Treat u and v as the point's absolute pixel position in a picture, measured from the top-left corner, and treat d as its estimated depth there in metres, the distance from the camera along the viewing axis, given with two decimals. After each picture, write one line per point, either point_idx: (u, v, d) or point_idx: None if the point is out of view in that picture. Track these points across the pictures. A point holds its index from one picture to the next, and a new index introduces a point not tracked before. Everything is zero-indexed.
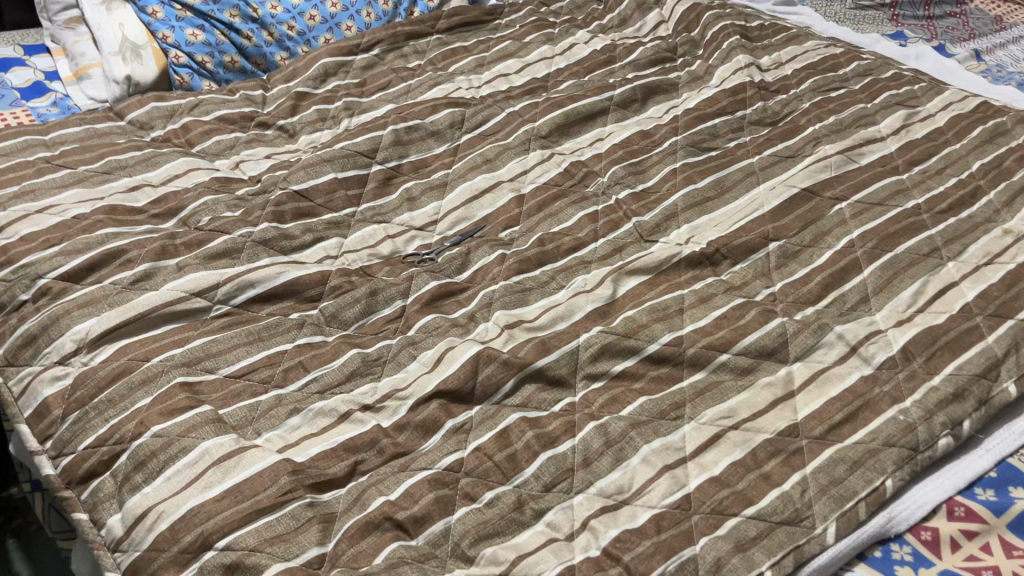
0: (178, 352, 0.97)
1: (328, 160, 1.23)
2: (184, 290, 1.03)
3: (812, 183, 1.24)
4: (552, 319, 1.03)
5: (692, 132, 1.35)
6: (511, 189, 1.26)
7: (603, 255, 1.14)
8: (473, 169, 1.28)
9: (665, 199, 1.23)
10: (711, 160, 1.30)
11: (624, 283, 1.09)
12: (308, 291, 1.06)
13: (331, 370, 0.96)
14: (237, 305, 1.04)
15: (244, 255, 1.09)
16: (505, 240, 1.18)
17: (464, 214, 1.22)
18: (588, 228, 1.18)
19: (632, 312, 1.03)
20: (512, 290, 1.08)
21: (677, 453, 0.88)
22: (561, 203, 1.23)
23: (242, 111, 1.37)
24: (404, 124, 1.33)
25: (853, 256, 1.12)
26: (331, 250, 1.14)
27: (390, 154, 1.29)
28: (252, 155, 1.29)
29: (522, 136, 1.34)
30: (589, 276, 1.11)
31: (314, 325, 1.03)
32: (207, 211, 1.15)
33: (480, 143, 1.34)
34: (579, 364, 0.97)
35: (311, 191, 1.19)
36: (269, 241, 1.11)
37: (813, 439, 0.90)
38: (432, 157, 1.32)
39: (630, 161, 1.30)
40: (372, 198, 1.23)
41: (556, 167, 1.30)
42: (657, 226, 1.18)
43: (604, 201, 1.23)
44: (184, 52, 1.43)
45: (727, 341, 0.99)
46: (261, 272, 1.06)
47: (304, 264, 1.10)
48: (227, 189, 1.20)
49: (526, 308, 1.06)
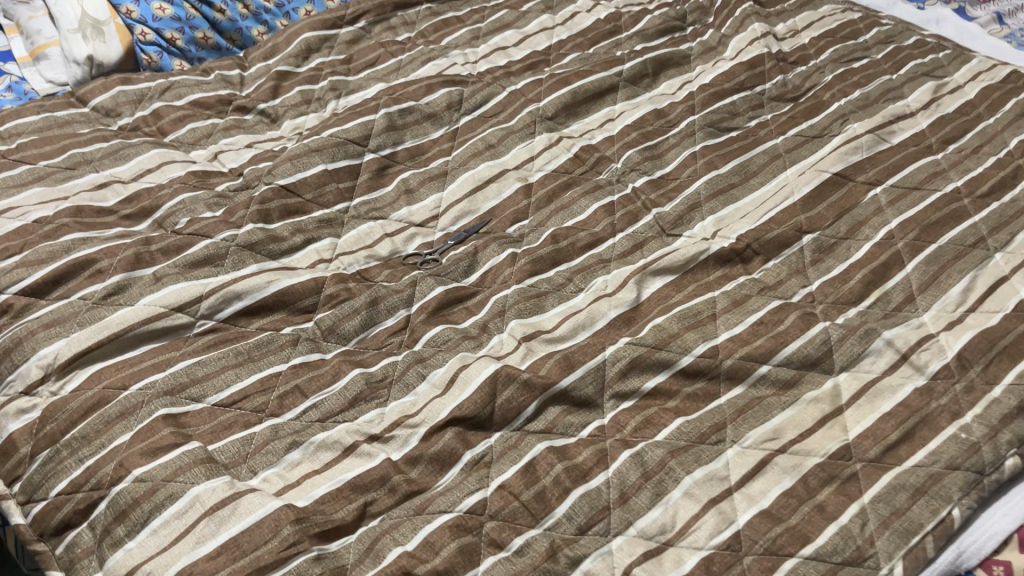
0: (159, 378, 0.86)
1: (316, 150, 1.12)
2: (163, 305, 0.92)
3: (844, 167, 1.15)
4: (573, 329, 0.94)
5: (710, 110, 1.25)
6: (518, 178, 1.15)
7: (623, 253, 1.05)
8: (476, 156, 1.18)
9: (686, 187, 1.13)
10: (732, 141, 1.20)
11: (648, 285, 1.00)
12: (301, 302, 0.96)
13: (332, 395, 0.86)
14: (223, 320, 0.94)
15: (228, 261, 0.98)
16: (514, 237, 1.08)
17: (467, 207, 1.12)
18: (604, 222, 1.09)
19: (661, 318, 0.94)
20: (526, 295, 0.98)
21: (722, 484, 0.80)
22: (574, 194, 1.13)
23: (220, 95, 1.25)
24: (398, 107, 1.22)
25: (894, 249, 1.03)
26: (325, 252, 1.03)
27: (384, 141, 1.18)
28: (231, 144, 1.18)
29: (527, 118, 1.23)
30: (610, 277, 1.01)
31: (310, 340, 0.93)
32: (185, 210, 1.04)
33: (481, 126, 1.23)
34: (607, 381, 0.88)
35: (299, 185, 1.09)
36: (255, 244, 1.01)
37: (868, 463, 0.82)
38: (430, 142, 1.21)
39: (645, 144, 1.20)
40: (366, 191, 1.12)
41: (565, 151, 1.19)
42: (679, 218, 1.08)
43: (619, 190, 1.13)
44: (150, 28, 1.31)
45: (766, 352, 0.91)
46: (249, 282, 0.95)
47: (295, 270, 0.99)
48: (206, 185, 1.09)
49: (542, 316, 0.96)
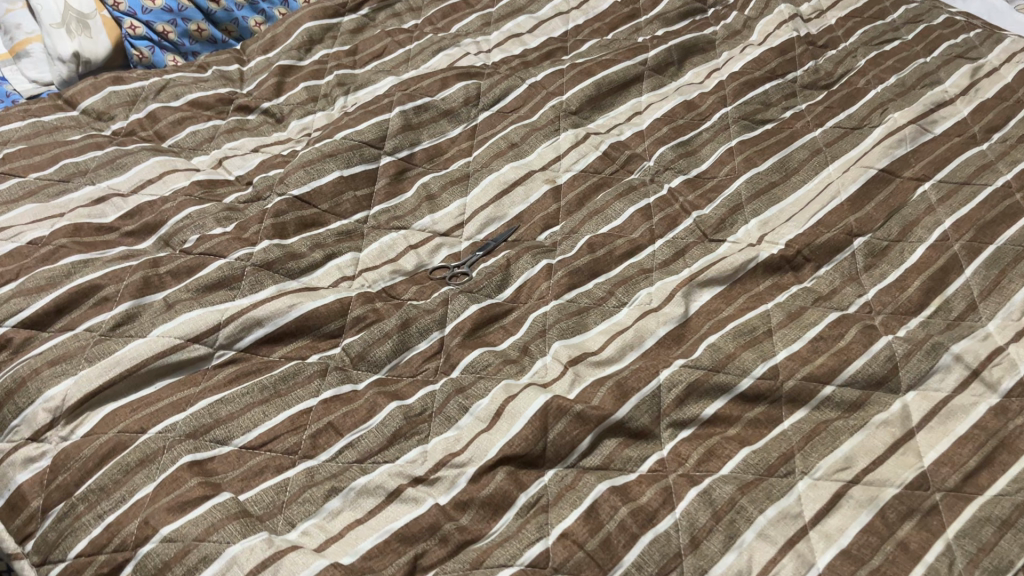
0: (179, 420, 0.79)
1: (330, 155, 1.04)
2: (178, 335, 0.85)
3: (890, 162, 1.09)
4: (620, 350, 0.88)
5: (743, 102, 1.18)
6: (546, 180, 1.08)
7: (665, 262, 0.98)
8: (499, 157, 1.10)
9: (726, 186, 1.06)
10: (768, 135, 1.14)
11: (696, 297, 0.94)
12: (326, 326, 0.89)
13: (369, 432, 0.80)
14: (243, 350, 0.86)
15: (245, 283, 0.91)
16: (547, 245, 1.01)
17: (494, 213, 1.05)
18: (642, 227, 1.02)
19: (714, 337, 0.88)
20: (566, 312, 0.92)
21: (797, 522, 0.74)
22: (607, 197, 1.06)
23: (219, 94, 1.16)
24: (412, 104, 1.14)
25: (950, 251, 0.98)
26: (346, 269, 0.96)
27: (401, 142, 1.10)
28: (235, 148, 1.10)
29: (550, 113, 1.16)
30: (654, 289, 0.95)
31: (339, 369, 0.86)
32: (193, 225, 0.96)
33: (502, 122, 1.15)
34: (663, 409, 0.82)
35: (314, 195, 1.01)
36: (272, 263, 0.93)
37: (947, 493, 0.77)
38: (448, 142, 1.13)
39: (677, 140, 1.13)
40: (385, 198, 1.05)
41: (593, 149, 1.12)
42: (721, 222, 1.02)
43: (655, 191, 1.06)
44: (140, 22, 1.22)
45: (829, 371, 0.85)
46: (270, 307, 0.88)
47: (318, 291, 0.92)
48: (213, 197, 1.01)
49: (586, 334, 0.90)
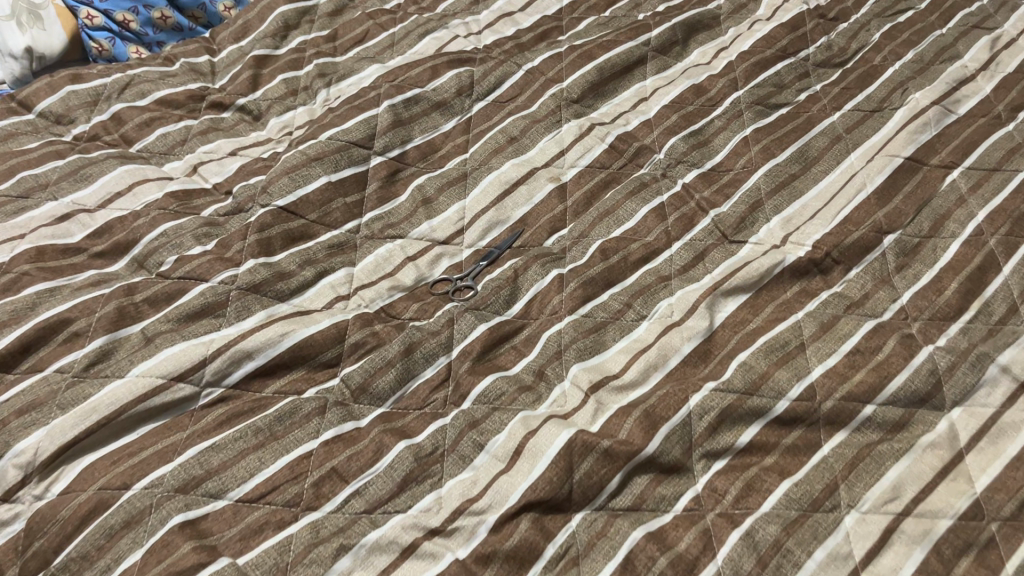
0: (167, 471, 0.72)
1: (316, 159, 0.96)
2: (160, 374, 0.77)
3: (915, 149, 1.02)
4: (644, 371, 0.81)
5: (755, 84, 1.11)
6: (550, 178, 1.01)
7: (683, 267, 0.91)
8: (498, 154, 1.02)
9: (743, 181, 0.99)
10: (784, 120, 1.06)
11: (720, 308, 0.87)
12: (321, 355, 0.82)
13: (377, 478, 0.73)
14: (233, 387, 0.79)
15: (230, 310, 0.83)
16: (555, 252, 0.94)
17: (497, 217, 0.97)
18: (657, 229, 0.95)
19: (743, 354, 0.82)
20: (582, 330, 0.85)
21: (847, 564, 0.68)
22: (616, 195, 0.98)
23: (190, 89, 1.07)
24: (402, 97, 1.05)
25: (986, 248, 0.92)
26: (340, 287, 0.88)
27: (391, 140, 1.01)
28: (211, 151, 1.00)
29: (550, 103, 1.08)
30: (674, 300, 0.88)
31: (338, 405, 0.78)
32: (169, 245, 0.87)
33: (498, 114, 1.07)
34: (694, 439, 0.76)
35: (301, 205, 0.93)
36: (259, 285, 0.85)
37: (1003, 523, 0.72)
38: (442, 137, 1.05)
39: (688, 129, 1.05)
40: (378, 204, 0.97)
41: (598, 141, 1.04)
42: (741, 221, 0.95)
43: (668, 187, 0.99)
44: (98, 11, 1.12)
45: (870, 389, 0.79)
46: (259, 338, 0.80)
47: (310, 315, 0.84)
48: (190, 210, 0.92)
49: (605, 354, 0.83)
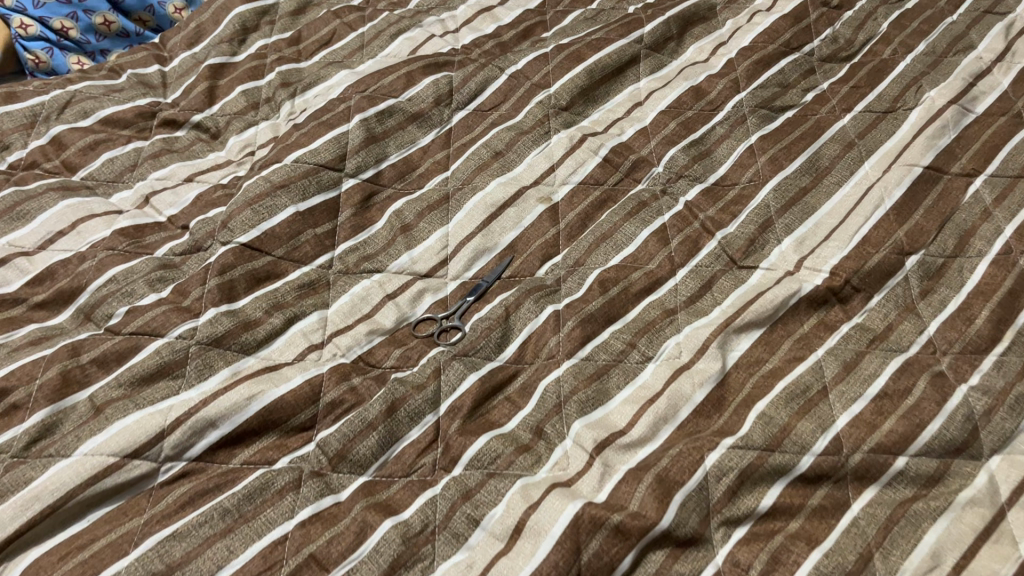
0: (123, 566, 0.62)
1: (281, 186, 0.86)
2: (111, 452, 0.68)
3: (935, 156, 0.94)
4: (653, 425, 0.73)
5: (758, 84, 1.02)
6: (540, 198, 0.92)
7: (690, 299, 0.83)
8: (482, 171, 0.94)
9: (750, 196, 0.91)
10: (791, 126, 0.98)
11: (733, 347, 0.79)
12: (294, 418, 0.73)
13: (362, 563, 0.64)
14: (196, 459, 0.70)
15: (190, 369, 0.74)
16: (549, 284, 0.85)
17: (483, 244, 0.88)
18: (659, 255, 0.87)
19: (761, 403, 0.74)
20: (583, 377, 0.77)
21: None
22: (613, 217, 0.90)
23: (138, 106, 0.97)
24: (374, 109, 0.96)
25: (1016, 268, 0.84)
26: (313, 335, 0.79)
27: (364, 160, 0.92)
28: (164, 178, 0.91)
29: (537, 112, 0.99)
30: (682, 338, 0.80)
31: (315, 476, 0.70)
32: (118, 293, 0.78)
33: (481, 124, 0.98)
34: (712, 506, 0.68)
35: (266, 240, 0.83)
36: (222, 338, 0.76)
37: None
38: (420, 153, 0.95)
39: (688, 139, 0.97)
40: (351, 233, 0.88)
41: (591, 154, 0.95)
42: (751, 243, 0.87)
43: (669, 206, 0.91)
44: (32, 18, 1.02)
45: (901, 439, 0.72)
46: (223, 403, 0.72)
47: (280, 372, 0.76)
48: (142, 249, 0.83)
49: (609, 405, 0.75)
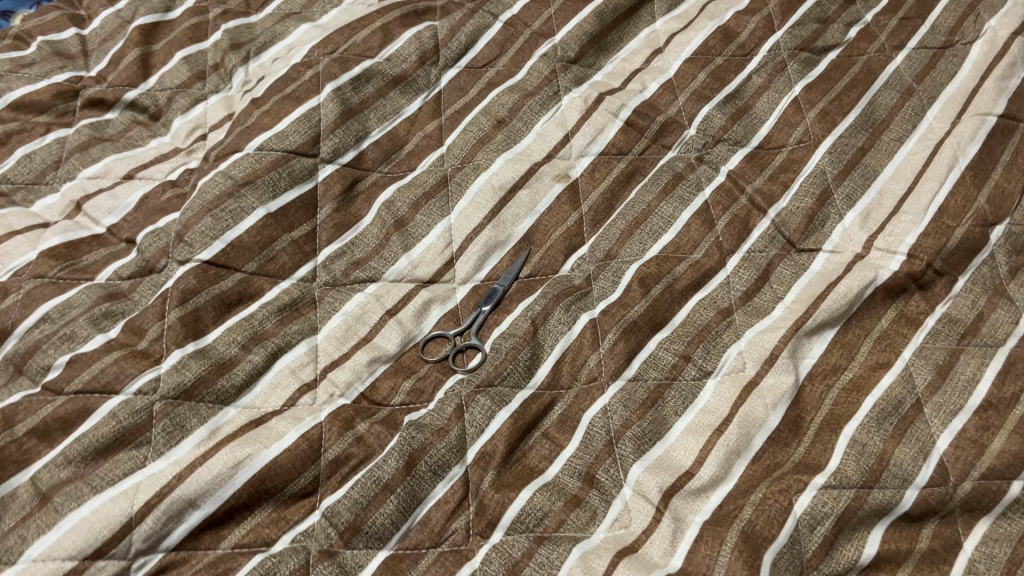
0: None
1: (248, 182, 0.71)
2: (68, 555, 0.54)
3: (1008, 100, 0.80)
4: (724, 463, 0.61)
5: (795, 21, 0.88)
6: (556, 175, 0.78)
7: (746, 295, 0.71)
8: (484, 146, 0.79)
9: (801, 161, 0.78)
10: (838, 70, 0.84)
11: (806, 354, 0.67)
12: (292, 485, 0.60)
13: None
14: (175, 549, 0.56)
15: (157, 433, 0.59)
16: (578, 284, 0.72)
17: (495, 238, 0.74)
18: (705, 241, 0.74)
19: (849, 426, 0.62)
20: (634, 405, 0.64)
21: None
22: (644, 196, 0.76)
23: (56, 85, 0.79)
24: (348, 75, 0.79)
25: None
26: (304, 371, 0.65)
27: (343, 140, 0.76)
28: (97, 176, 0.74)
29: (542, 67, 0.83)
30: (745, 346, 0.68)
31: (325, 558, 0.57)
32: (54, 337, 0.63)
33: (476, 85, 0.83)
34: (807, 562, 0.57)
35: (234, 254, 0.68)
36: (192, 389, 0.62)
37: None
38: (406, 125, 0.80)
39: (722, 92, 0.82)
40: (335, 233, 0.72)
41: (611, 118, 0.81)
42: (809, 221, 0.74)
43: (708, 177, 0.77)
44: None
45: (1015, 460, 0.61)
46: (203, 476, 0.58)
47: (269, 426, 0.61)
48: (80, 274, 0.67)
49: (670, 439, 0.63)
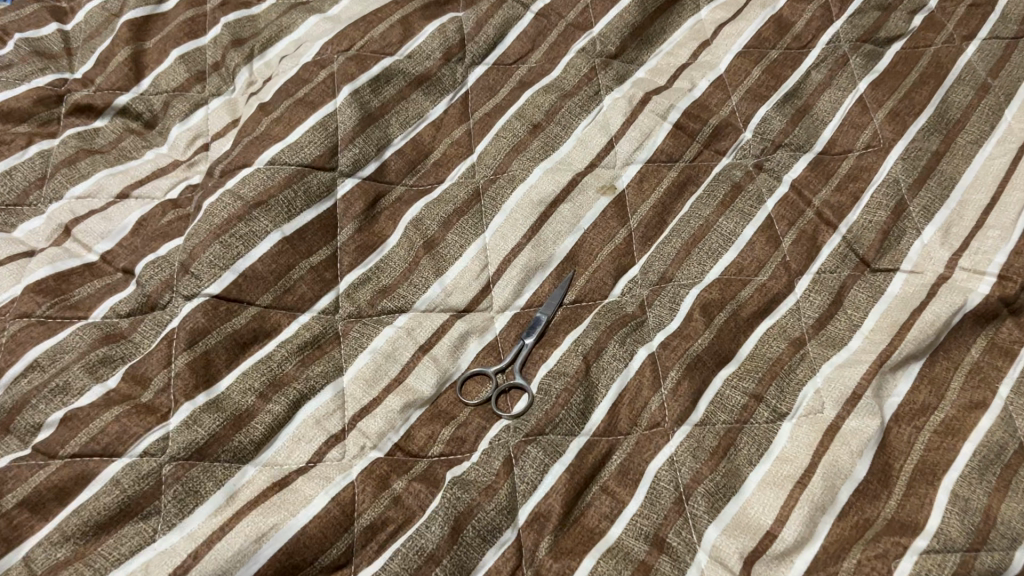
0: None
1: (262, 203, 0.63)
2: None
3: None
4: (809, 521, 0.54)
5: (854, 9, 0.80)
6: (601, 187, 0.70)
7: (819, 321, 0.63)
8: (520, 153, 0.71)
9: (872, 168, 0.70)
10: (906, 63, 0.76)
11: (891, 390, 0.60)
12: (323, 557, 0.52)
13: None
14: None
15: (166, 501, 0.52)
16: (633, 313, 0.65)
17: (536, 259, 0.66)
18: (771, 262, 0.66)
19: (948, 478, 0.55)
20: (704, 455, 0.57)
21: None
22: (700, 210, 0.69)
23: (37, 90, 0.70)
24: (366, 75, 0.71)
25: None
26: (330, 420, 0.58)
27: (363, 150, 0.68)
28: (87, 195, 0.65)
29: (580, 64, 0.76)
30: (823, 383, 0.60)
31: None
32: (44, 390, 0.55)
33: (507, 84, 0.74)
34: None
35: (245, 287, 0.60)
36: (205, 448, 0.54)
37: None
38: (431, 131, 0.72)
39: (780, 91, 0.75)
40: (359, 257, 0.65)
41: (659, 120, 0.73)
42: (884, 238, 0.66)
43: (770, 188, 0.70)
44: None
45: None
46: (222, 553, 0.50)
47: (294, 489, 0.54)
48: (71, 311, 0.59)
49: (746, 494, 0.56)
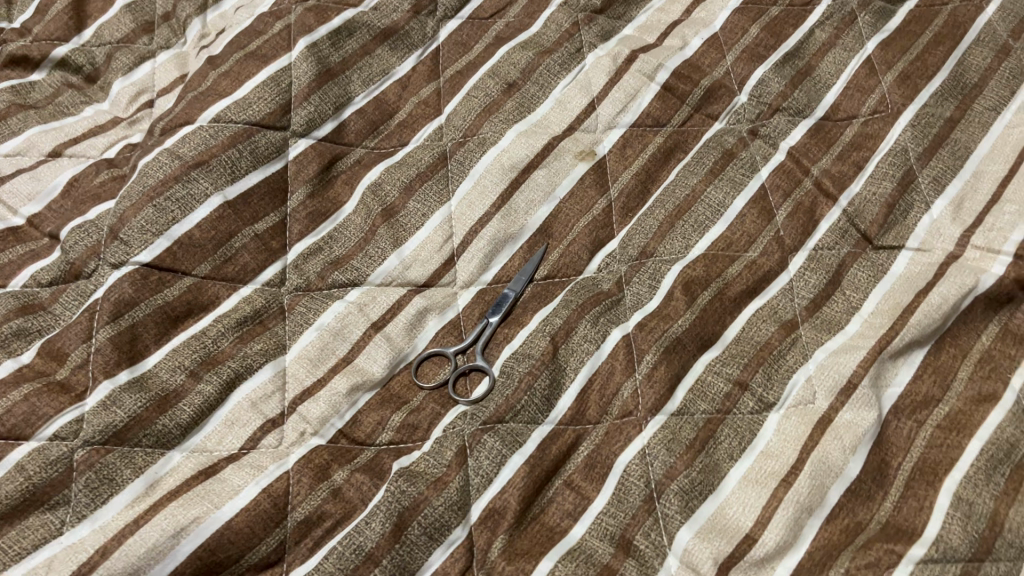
0: None
1: (201, 164, 0.57)
2: None
3: None
4: (795, 525, 0.48)
5: None
6: (579, 153, 0.64)
7: (814, 303, 0.57)
8: (492, 115, 0.65)
9: (877, 136, 0.64)
10: (920, 21, 0.69)
11: (891, 381, 0.54)
12: (250, 554, 0.47)
13: None
14: None
15: (77, 491, 0.47)
16: (608, 290, 0.59)
17: (504, 230, 0.61)
18: (763, 236, 0.60)
19: (952, 479, 0.50)
20: (680, 448, 0.52)
21: None
22: (687, 178, 0.63)
23: None
24: (326, 27, 0.65)
25: None
26: (267, 404, 0.52)
27: (318, 108, 0.62)
28: (16, 152, 0.61)
29: (561, 20, 0.70)
30: (815, 370, 0.54)
31: None
32: None
33: (481, 40, 0.69)
34: None
35: (180, 256, 0.55)
36: (124, 432, 0.49)
37: None
38: (397, 89, 0.66)
39: (780, 51, 0.69)
40: (309, 226, 0.59)
41: (645, 81, 0.67)
42: (889, 212, 0.60)
43: (765, 156, 0.64)
44: None
45: None
46: (134, 549, 0.45)
47: (222, 480, 0.49)
48: None
49: (725, 493, 0.50)
